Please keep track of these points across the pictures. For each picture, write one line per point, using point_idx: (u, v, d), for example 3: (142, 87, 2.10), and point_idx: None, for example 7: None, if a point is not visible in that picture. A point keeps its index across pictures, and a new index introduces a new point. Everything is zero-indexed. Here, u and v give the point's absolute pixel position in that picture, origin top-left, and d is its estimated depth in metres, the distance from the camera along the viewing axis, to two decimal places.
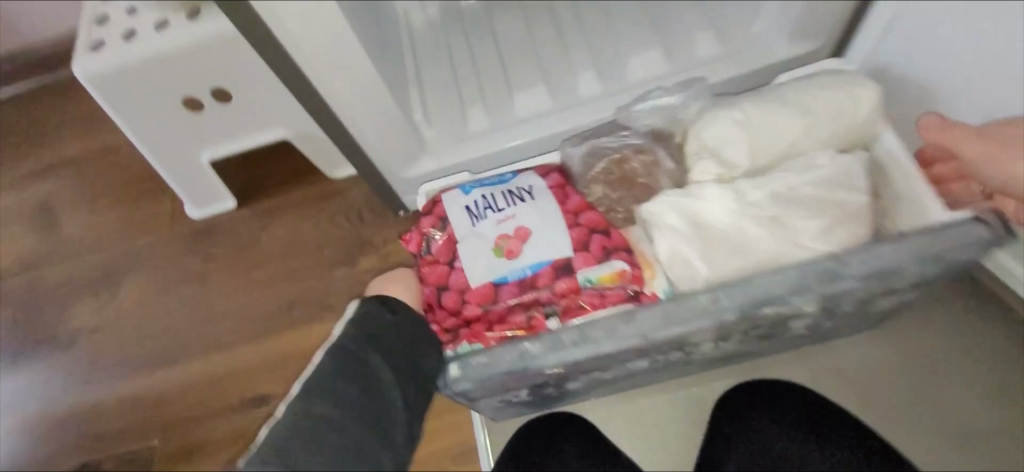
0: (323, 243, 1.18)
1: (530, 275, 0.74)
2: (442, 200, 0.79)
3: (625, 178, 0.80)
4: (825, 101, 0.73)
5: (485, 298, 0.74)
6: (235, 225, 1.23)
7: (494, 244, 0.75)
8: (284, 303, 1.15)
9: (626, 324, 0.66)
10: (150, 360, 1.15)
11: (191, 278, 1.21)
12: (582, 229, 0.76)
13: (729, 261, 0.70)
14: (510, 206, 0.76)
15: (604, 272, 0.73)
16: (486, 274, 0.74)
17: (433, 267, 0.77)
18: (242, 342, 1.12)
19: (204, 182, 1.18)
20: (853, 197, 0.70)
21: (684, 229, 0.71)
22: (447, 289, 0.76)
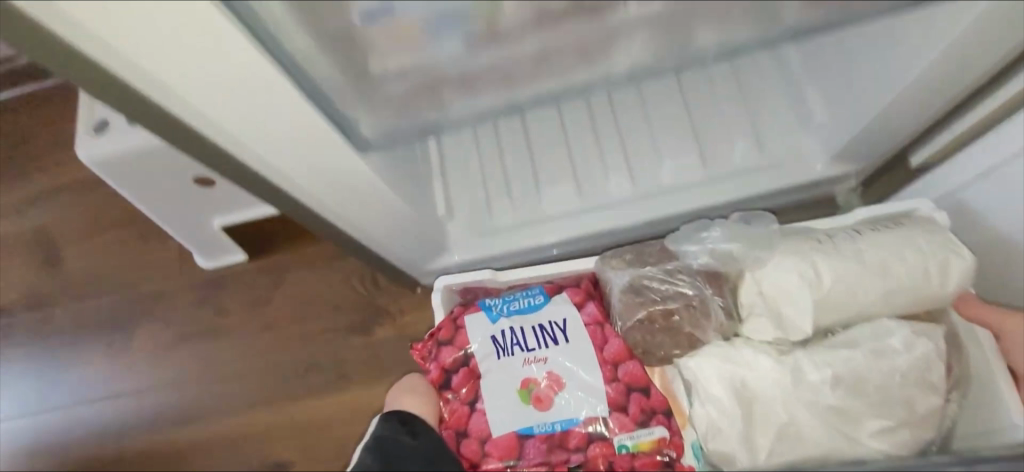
0: (336, 308, 1.18)
1: (559, 431, 0.85)
2: (465, 328, 0.90)
3: (672, 327, 0.85)
4: (904, 266, 0.79)
5: (511, 451, 0.85)
6: (246, 281, 1.22)
7: (521, 386, 0.86)
8: (297, 369, 1.16)
9: None
10: (166, 415, 1.18)
11: (203, 333, 1.21)
12: (620, 384, 0.86)
13: (758, 441, 0.77)
14: (541, 348, 0.88)
15: (642, 438, 0.84)
16: (514, 424, 0.86)
17: (456, 406, 0.88)
18: (258, 407, 1.15)
19: (216, 242, 1.16)
20: (903, 388, 0.76)
21: (730, 404, 0.78)
22: (471, 433, 0.87)
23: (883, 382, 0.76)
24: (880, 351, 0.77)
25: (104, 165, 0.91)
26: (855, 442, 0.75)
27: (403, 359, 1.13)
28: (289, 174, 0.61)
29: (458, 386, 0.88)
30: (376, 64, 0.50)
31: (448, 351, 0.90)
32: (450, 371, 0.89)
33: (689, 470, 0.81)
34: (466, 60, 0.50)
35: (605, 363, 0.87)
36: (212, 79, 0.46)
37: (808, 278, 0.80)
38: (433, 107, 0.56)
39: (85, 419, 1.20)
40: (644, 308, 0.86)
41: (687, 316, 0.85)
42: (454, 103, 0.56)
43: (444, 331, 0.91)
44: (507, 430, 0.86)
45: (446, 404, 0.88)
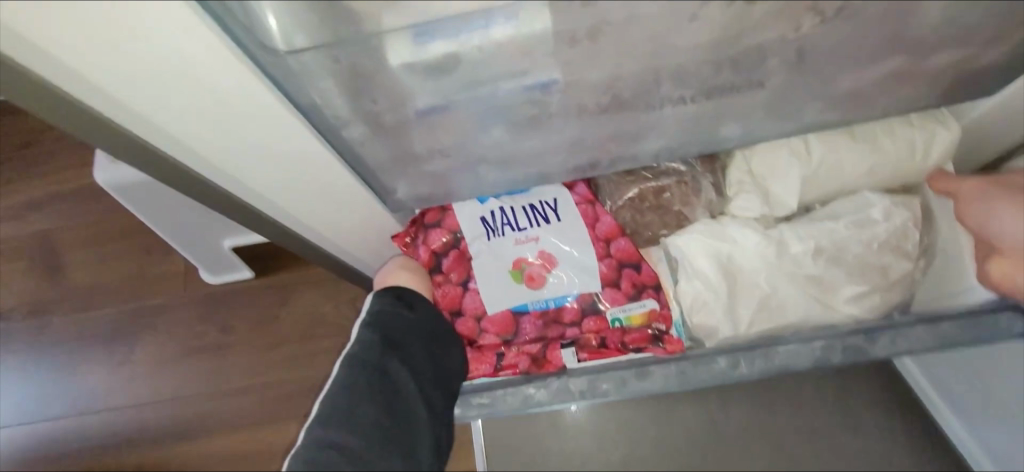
0: (343, 328, 1.20)
1: (553, 309, 0.79)
2: (453, 211, 0.80)
3: (662, 204, 0.77)
4: (898, 139, 0.70)
5: (505, 328, 0.79)
6: (251, 297, 1.23)
7: (512, 267, 0.78)
8: (303, 389, 1.18)
9: (641, 378, 0.70)
10: (166, 427, 1.19)
11: (206, 348, 1.22)
12: (611, 262, 0.78)
13: (740, 312, 0.71)
14: (533, 228, 0.78)
15: (633, 311, 0.77)
16: (504, 303, 0.79)
17: (444, 288, 0.80)
18: (265, 423, 1.17)
19: (222, 260, 1.16)
20: (878, 255, 0.70)
21: (715, 279, 0.72)
22: (463, 315, 0.80)
23: (863, 252, 0.70)
24: (861, 223, 0.70)
25: (120, 189, 0.91)
26: (831, 308, 0.70)
27: None
28: (305, 220, 0.63)
29: (449, 269, 0.80)
30: (419, 143, 0.51)
31: (436, 234, 0.80)
32: (439, 254, 0.80)
33: (681, 345, 0.73)
34: (509, 144, 0.53)
35: (597, 241, 0.78)
36: (263, 158, 0.50)
37: (800, 154, 0.72)
38: (468, 176, 0.58)
39: (84, 431, 1.20)
40: (635, 186, 0.77)
41: (678, 193, 0.76)
42: (490, 175, 0.59)
43: (431, 215, 0.80)
44: (500, 309, 0.79)
45: (435, 287, 0.80)
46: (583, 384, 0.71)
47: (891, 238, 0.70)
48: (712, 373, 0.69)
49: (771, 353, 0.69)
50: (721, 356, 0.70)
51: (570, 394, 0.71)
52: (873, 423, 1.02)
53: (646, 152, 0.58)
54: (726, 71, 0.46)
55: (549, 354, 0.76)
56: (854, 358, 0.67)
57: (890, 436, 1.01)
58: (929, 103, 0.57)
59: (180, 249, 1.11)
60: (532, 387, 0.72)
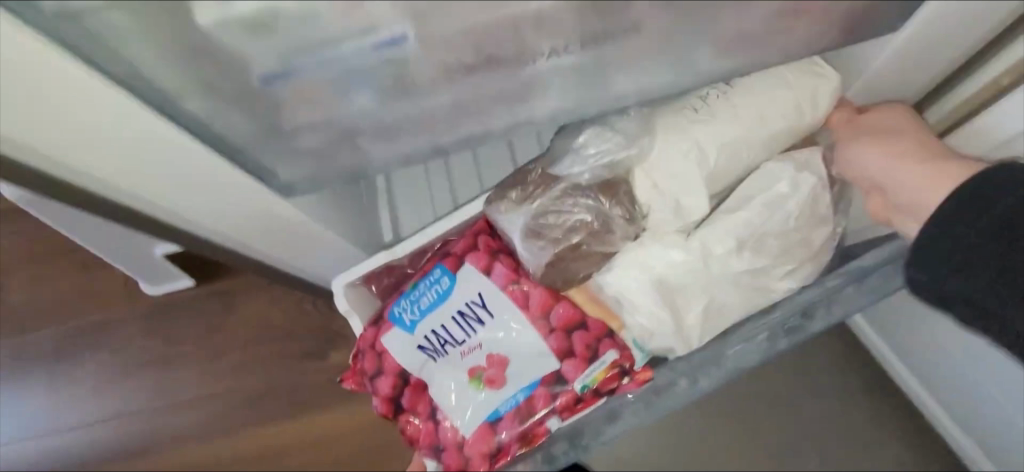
0: (290, 332, 1.16)
1: (523, 401, 0.64)
2: (388, 351, 0.67)
3: (580, 253, 0.62)
4: (779, 105, 0.60)
5: (486, 441, 0.64)
6: (193, 307, 1.19)
7: (469, 378, 0.65)
8: (252, 397, 1.14)
9: (612, 423, 0.60)
10: (116, 446, 1.15)
11: (150, 363, 1.18)
12: (559, 335, 0.64)
13: (687, 319, 0.61)
14: (471, 336, 0.64)
15: (596, 370, 0.63)
16: (474, 415, 0.65)
17: (418, 421, 0.67)
18: (217, 435, 1.14)
19: (158, 269, 1.12)
20: (799, 230, 0.62)
21: (657, 308, 0.60)
22: (443, 438, 0.66)
23: (782, 234, 0.61)
24: (773, 203, 0.60)
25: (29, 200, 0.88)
26: (763, 293, 0.62)
27: (362, 384, 1.12)
28: (210, 228, 0.62)
29: (411, 406, 0.67)
30: (284, 116, 0.48)
31: (381, 380, 0.68)
32: (397, 396, 0.68)
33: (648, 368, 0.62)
34: (380, 112, 0.50)
35: (534, 320, 0.64)
36: (102, 141, 0.47)
37: (694, 154, 0.60)
38: (352, 152, 0.55)
39: (30, 456, 1.16)
40: (548, 251, 0.61)
41: (595, 235, 0.61)
42: (374, 150, 0.55)
43: (367, 364, 0.68)
44: (472, 419, 0.65)
45: (410, 427, 0.68)
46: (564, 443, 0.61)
47: (806, 211, 0.61)
48: (679, 398, 0.59)
49: (725, 356, 0.60)
50: (680, 376, 0.60)
51: (554, 460, 0.61)
52: None
53: (539, 117, 0.55)
54: (591, 19, 0.44)
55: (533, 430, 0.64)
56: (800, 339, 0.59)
57: None
58: (827, 44, 0.55)
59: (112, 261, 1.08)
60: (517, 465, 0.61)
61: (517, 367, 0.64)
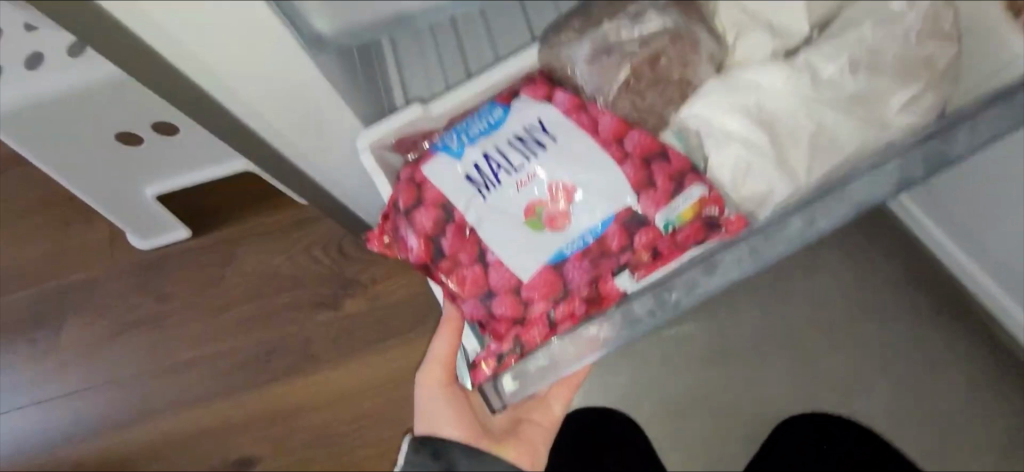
0: (299, 281, 1.05)
1: (593, 244, 0.52)
2: (430, 180, 0.55)
3: (659, 76, 0.55)
4: None
5: (547, 287, 0.51)
6: (190, 260, 1.08)
7: (527, 215, 0.52)
8: (258, 356, 1.03)
9: (709, 274, 0.48)
10: (110, 415, 1.03)
11: (142, 324, 1.06)
12: (636, 163, 0.53)
13: (788, 157, 0.51)
14: (531, 161, 0.53)
15: (682, 206, 0.52)
16: (532, 258, 0.51)
17: (461, 268, 0.53)
18: (220, 397, 1.03)
19: (149, 216, 1.00)
20: (920, 47, 0.52)
21: (752, 134, 0.51)
22: (495, 290, 0.52)
23: (901, 52, 0.52)
24: (887, 17, 0.52)
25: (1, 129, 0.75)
26: (885, 125, 0.51)
27: (380, 333, 1.02)
28: (214, 71, 0.51)
29: (452, 252, 0.53)
30: None
31: (418, 217, 0.54)
32: (436, 237, 0.54)
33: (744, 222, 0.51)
34: None
35: (604, 144, 0.53)
36: None
37: None
38: None
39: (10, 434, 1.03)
40: (623, 66, 0.54)
41: (675, 54, 0.54)
42: None
43: (405, 196, 0.55)
44: (529, 264, 0.51)
45: (448, 278, 0.54)
46: (648, 301, 0.48)
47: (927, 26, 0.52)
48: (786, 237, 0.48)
49: (848, 191, 0.49)
50: (793, 215, 0.49)
51: (635, 322, 0.48)
52: (896, 312, 0.91)
53: None
54: None
55: (602, 287, 0.51)
56: (940, 166, 0.49)
57: (914, 327, 0.91)
58: None
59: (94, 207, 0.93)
60: (590, 326, 0.49)
61: (582, 202, 0.52)
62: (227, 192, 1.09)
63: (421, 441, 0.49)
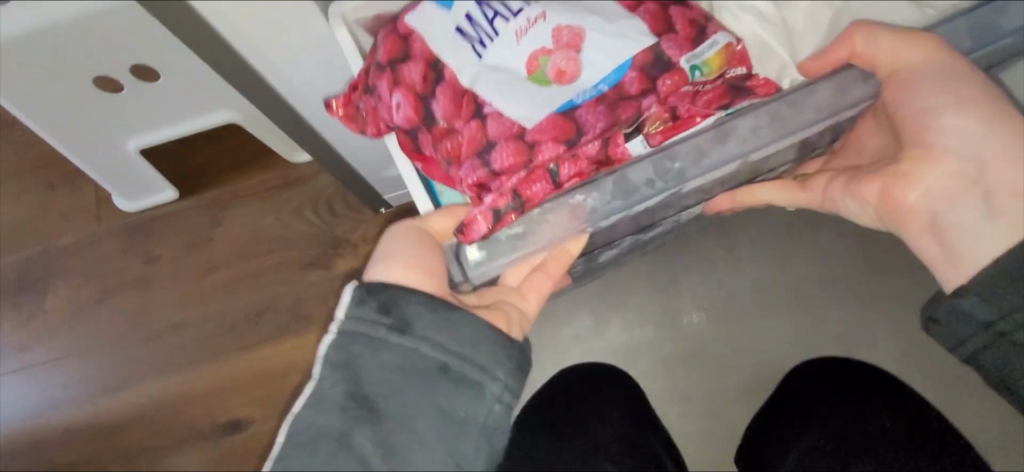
0: (288, 240, 1.02)
1: (609, 92, 0.58)
2: (415, 32, 0.59)
3: None
4: None
5: (561, 131, 0.57)
6: (176, 221, 1.04)
7: (529, 71, 0.57)
8: (246, 318, 1.00)
9: (721, 142, 0.55)
10: (97, 382, 1.01)
11: (126, 288, 1.03)
12: (653, 9, 0.59)
13: (796, 27, 0.65)
14: (532, 6, 0.58)
15: (708, 52, 0.58)
16: (543, 103, 0.57)
17: (455, 127, 0.58)
18: (207, 360, 1.00)
19: (134, 172, 0.97)
20: None
21: (766, 8, 0.64)
22: (494, 143, 0.58)
23: None
24: None
25: None
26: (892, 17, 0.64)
27: None
28: None
29: (441, 106, 0.58)
30: None
31: (405, 70, 0.59)
32: (425, 96, 0.58)
33: (772, 87, 0.58)
34: None
35: None
36: None
37: None
38: None
39: None
40: None
41: None
42: None
43: (386, 48, 0.59)
44: (539, 112, 0.57)
45: (441, 138, 0.59)
46: (648, 172, 0.55)
47: None
48: (818, 103, 0.55)
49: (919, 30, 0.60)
50: (822, 83, 0.56)
51: (630, 190, 0.55)
52: (912, 263, 0.86)
53: None
54: None
55: (613, 151, 0.57)
56: (988, 30, 0.59)
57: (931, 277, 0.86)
58: None
59: (77, 162, 0.91)
60: (581, 194, 0.55)
61: (591, 51, 0.57)
62: (208, 150, 1.05)
63: (369, 292, 0.49)
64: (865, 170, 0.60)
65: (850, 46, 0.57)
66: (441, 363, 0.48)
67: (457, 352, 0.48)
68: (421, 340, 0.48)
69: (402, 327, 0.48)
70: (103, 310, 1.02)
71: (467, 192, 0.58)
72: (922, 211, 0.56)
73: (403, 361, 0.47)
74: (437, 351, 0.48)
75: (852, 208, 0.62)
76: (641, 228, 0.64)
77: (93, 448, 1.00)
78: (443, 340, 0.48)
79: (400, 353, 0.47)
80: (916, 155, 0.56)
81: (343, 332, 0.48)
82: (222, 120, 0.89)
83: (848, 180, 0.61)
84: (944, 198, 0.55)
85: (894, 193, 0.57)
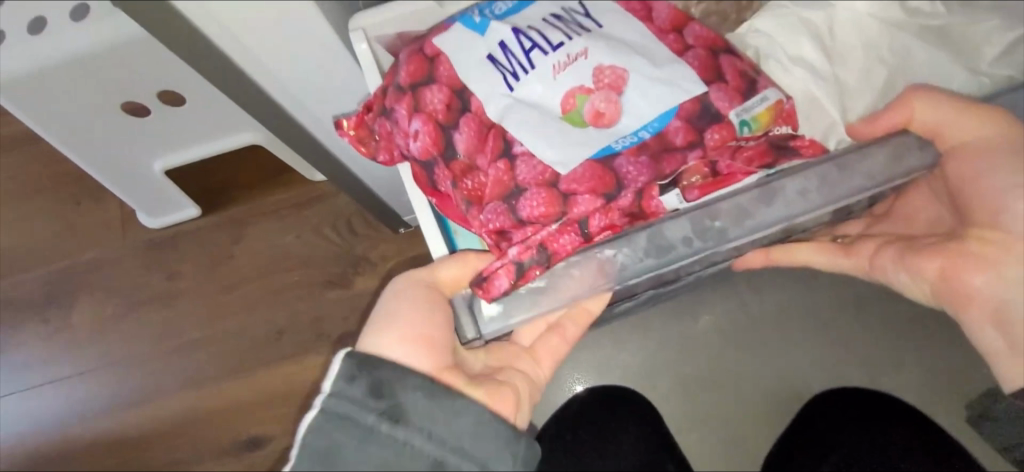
0: (309, 258, 1.03)
1: (650, 140, 0.56)
2: (442, 55, 0.59)
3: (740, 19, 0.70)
4: None
5: (597, 182, 0.55)
6: (199, 237, 1.05)
7: (566, 111, 0.57)
8: (268, 335, 1.01)
9: (767, 205, 0.53)
10: (122, 396, 1.02)
11: (150, 303, 1.04)
12: (704, 55, 0.59)
13: (846, 83, 0.64)
14: (575, 44, 0.58)
15: (758, 107, 0.58)
16: (581, 148, 0.55)
17: (478, 164, 0.57)
18: (229, 377, 1.01)
19: (158, 191, 0.98)
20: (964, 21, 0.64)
21: (818, 61, 0.64)
22: (523, 188, 0.55)
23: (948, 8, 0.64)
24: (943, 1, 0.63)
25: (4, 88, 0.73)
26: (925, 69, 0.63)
27: None
28: None
29: (463, 140, 0.57)
30: None
31: (428, 97, 0.58)
32: (447, 127, 0.58)
33: (817, 146, 0.58)
34: None
35: (666, 37, 0.60)
36: None
37: None
38: None
39: (25, 412, 1.02)
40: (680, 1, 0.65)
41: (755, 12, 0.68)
42: None
43: (411, 72, 0.59)
44: (573, 157, 0.55)
45: (461, 175, 0.57)
46: (686, 230, 0.53)
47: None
48: (870, 169, 0.53)
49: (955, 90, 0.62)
50: (875, 148, 0.54)
51: (666, 247, 0.52)
52: None
53: None
54: None
55: (645, 204, 0.55)
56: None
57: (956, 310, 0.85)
58: None
59: (84, 167, 0.90)
60: (610, 249, 0.53)
61: (633, 94, 0.57)
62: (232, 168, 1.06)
63: (360, 368, 0.46)
64: (922, 243, 0.59)
65: (907, 115, 0.56)
66: (436, 459, 0.44)
67: (453, 446, 0.44)
68: (414, 431, 0.44)
69: (395, 414, 0.44)
70: (128, 325, 1.04)
71: (488, 238, 0.56)
72: (989, 299, 0.54)
73: (393, 453, 0.43)
74: (432, 442, 0.44)
75: (903, 280, 0.60)
76: (662, 282, 0.62)
77: (117, 458, 1.01)
78: (438, 429, 0.44)
79: (390, 444, 0.44)
80: (989, 241, 0.54)
81: (328, 412, 0.44)
82: (246, 142, 0.90)
83: (900, 252, 0.60)
84: (1012, 288, 0.53)
85: (959, 275, 0.55)
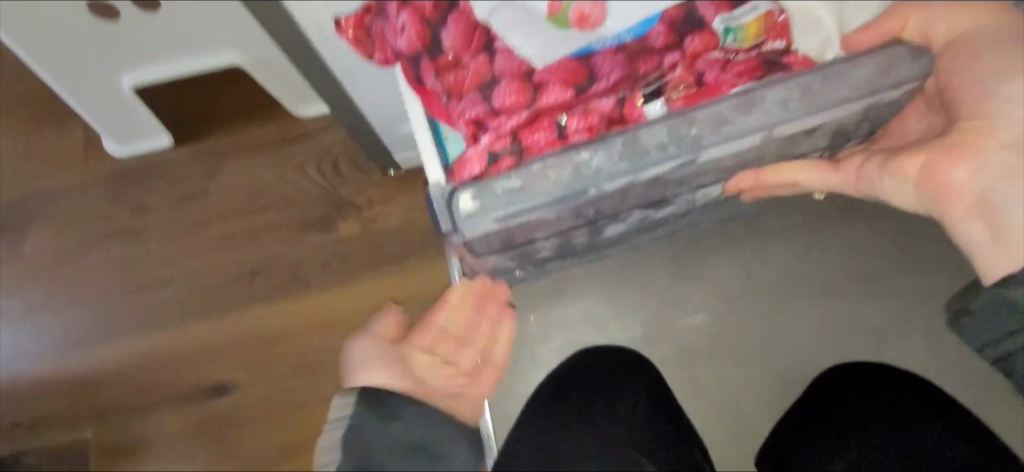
0: (289, 197, 0.96)
1: (631, 43, 0.54)
2: None
3: None
4: None
5: (572, 77, 0.54)
6: (169, 169, 0.98)
7: (551, 12, 0.50)
8: (240, 276, 0.95)
9: (745, 112, 0.50)
10: (75, 333, 0.94)
11: (111, 237, 0.96)
12: None
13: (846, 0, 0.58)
14: None
15: (746, 17, 0.54)
16: (563, 49, 0.53)
17: (463, 60, 0.51)
18: (196, 319, 0.94)
19: (127, 113, 0.90)
20: None
21: None
22: (498, 80, 0.53)
23: None
24: None
25: None
26: None
27: (370, 259, 0.94)
28: None
29: (450, 38, 0.50)
30: None
31: None
32: (432, 20, 0.49)
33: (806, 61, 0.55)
34: None
35: None
36: None
37: None
38: None
39: None
40: None
41: None
42: None
43: None
44: (554, 55, 0.53)
45: (445, 72, 0.52)
46: (661, 136, 0.49)
47: None
48: (856, 80, 0.50)
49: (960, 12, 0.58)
50: (864, 59, 0.51)
51: (641, 152, 0.49)
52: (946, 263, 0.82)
53: None
54: None
55: (624, 106, 0.55)
56: None
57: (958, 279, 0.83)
58: None
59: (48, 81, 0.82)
60: (585, 151, 0.49)
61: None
62: (209, 97, 0.98)
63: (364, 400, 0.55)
64: (908, 148, 0.57)
65: (902, 20, 0.55)
66: (413, 442, 0.51)
67: (432, 435, 0.53)
68: (400, 427, 0.51)
69: (391, 414, 0.53)
70: (86, 258, 0.96)
71: (465, 128, 0.55)
72: (969, 188, 0.54)
73: (381, 433, 0.51)
74: (413, 433, 0.51)
75: (888, 186, 0.58)
76: (649, 202, 0.57)
77: (69, 400, 0.94)
78: (419, 428, 0.53)
79: (380, 429, 0.51)
80: (971, 138, 0.54)
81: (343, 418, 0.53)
82: (226, 61, 0.83)
83: (883, 161, 0.58)
84: (1005, 178, 0.52)
85: (942, 169, 0.54)
